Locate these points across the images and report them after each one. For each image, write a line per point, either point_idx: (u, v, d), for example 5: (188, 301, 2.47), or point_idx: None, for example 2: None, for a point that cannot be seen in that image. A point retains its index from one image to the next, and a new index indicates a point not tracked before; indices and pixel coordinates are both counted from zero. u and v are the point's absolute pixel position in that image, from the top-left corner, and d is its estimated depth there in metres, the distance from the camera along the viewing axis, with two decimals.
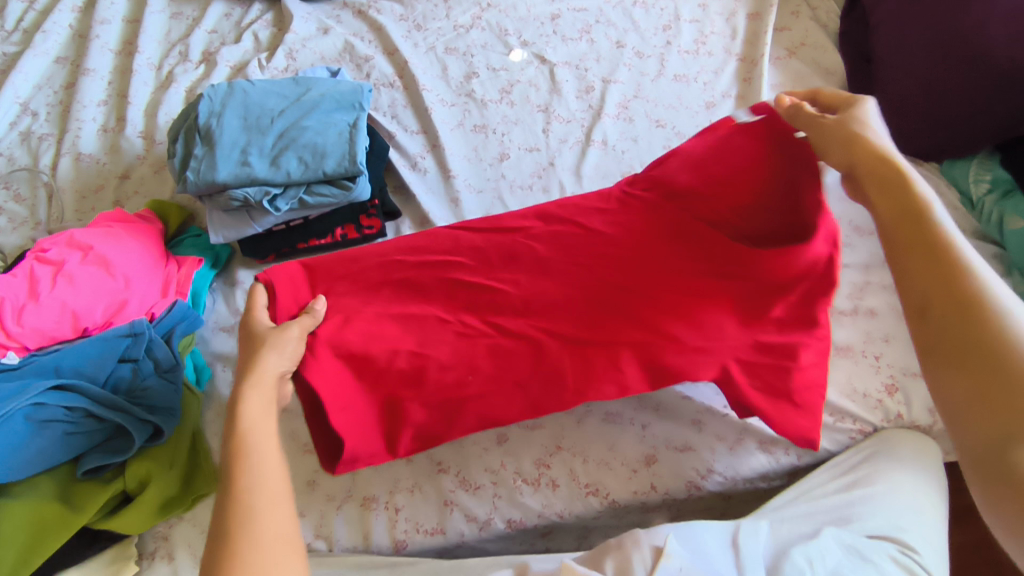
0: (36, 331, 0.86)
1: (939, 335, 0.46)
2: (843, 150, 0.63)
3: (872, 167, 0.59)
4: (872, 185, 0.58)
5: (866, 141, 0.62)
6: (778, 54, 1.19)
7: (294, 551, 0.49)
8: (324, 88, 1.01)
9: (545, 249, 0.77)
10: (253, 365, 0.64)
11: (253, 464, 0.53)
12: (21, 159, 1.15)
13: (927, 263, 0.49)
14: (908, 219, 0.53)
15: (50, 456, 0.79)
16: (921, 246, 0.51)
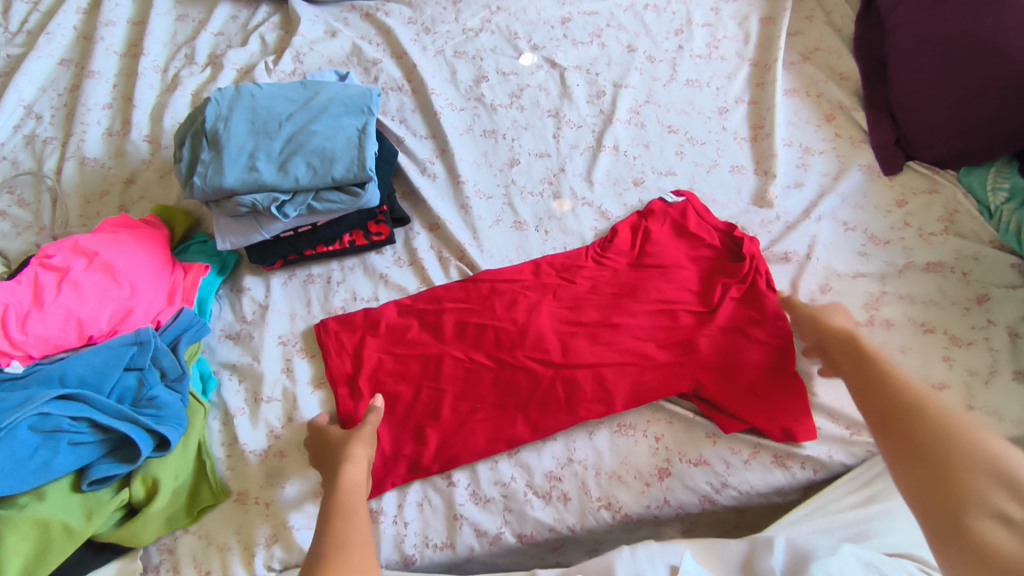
0: (40, 339, 0.84)
1: (921, 478, 0.62)
2: (841, 350, 0.78)
3: (871, 370, 0.73)
4: (878, 383, 0.71)
5: (852, 336, 0.78)
6: (792, 59, 1.18)
7: None
8: (332, 92, 0.99)
9: (531, 291, 0.96)
10: (347, 455, 0.79)
11: (349, 512, 0.70)
12: (25, 164, 1.13)
13: (889, 396, 0.69)
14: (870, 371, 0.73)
15: (54, 467, 0.77)
16: (873, 382, 0.72)
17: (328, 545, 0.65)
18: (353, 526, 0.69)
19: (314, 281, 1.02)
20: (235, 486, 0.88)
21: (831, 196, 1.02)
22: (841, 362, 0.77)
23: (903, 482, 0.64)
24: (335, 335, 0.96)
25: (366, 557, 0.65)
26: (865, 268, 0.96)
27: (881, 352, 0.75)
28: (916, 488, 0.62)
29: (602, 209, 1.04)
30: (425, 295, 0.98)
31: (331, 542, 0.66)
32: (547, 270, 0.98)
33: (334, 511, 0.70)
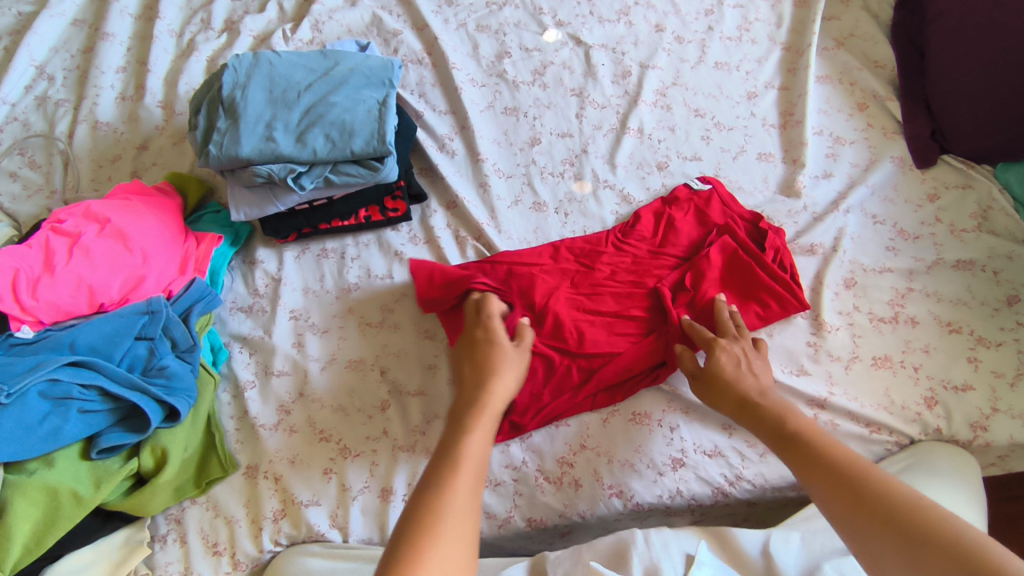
0: (50, 305, 0.83)
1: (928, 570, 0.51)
2: (770, 422, 0.72)
3: (821, 462, 0.64)
4: (825, 473, 0.63)
5: (780, 411, 0.72)
6: (826, 44, 1.14)
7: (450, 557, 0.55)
8: (353, 63, 0.97)
9: (548, 275, 0.94)
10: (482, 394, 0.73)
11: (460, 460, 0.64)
12: (37, 125, 1.11)
13: (853, 500, 0.59)
14: (805, 449, 0.66)
15: (64, 435, 0.76)
16: (882, 521, 0.56)
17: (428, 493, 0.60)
18: (455, 493, 0.60)
19: (328, 255, 1.00)
20: (244, 460, 0.88)
21: (860, 187, 0.99)
22: (796, 456, 0.67)
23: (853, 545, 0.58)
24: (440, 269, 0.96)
25: (459, 544, 0.56)
26: (892, 263, 0.94)
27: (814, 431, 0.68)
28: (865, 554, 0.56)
29: (624, 193, 1.01)
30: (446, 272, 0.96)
31: (424, 510, 0.57)
32: (561, 255, 0.96)
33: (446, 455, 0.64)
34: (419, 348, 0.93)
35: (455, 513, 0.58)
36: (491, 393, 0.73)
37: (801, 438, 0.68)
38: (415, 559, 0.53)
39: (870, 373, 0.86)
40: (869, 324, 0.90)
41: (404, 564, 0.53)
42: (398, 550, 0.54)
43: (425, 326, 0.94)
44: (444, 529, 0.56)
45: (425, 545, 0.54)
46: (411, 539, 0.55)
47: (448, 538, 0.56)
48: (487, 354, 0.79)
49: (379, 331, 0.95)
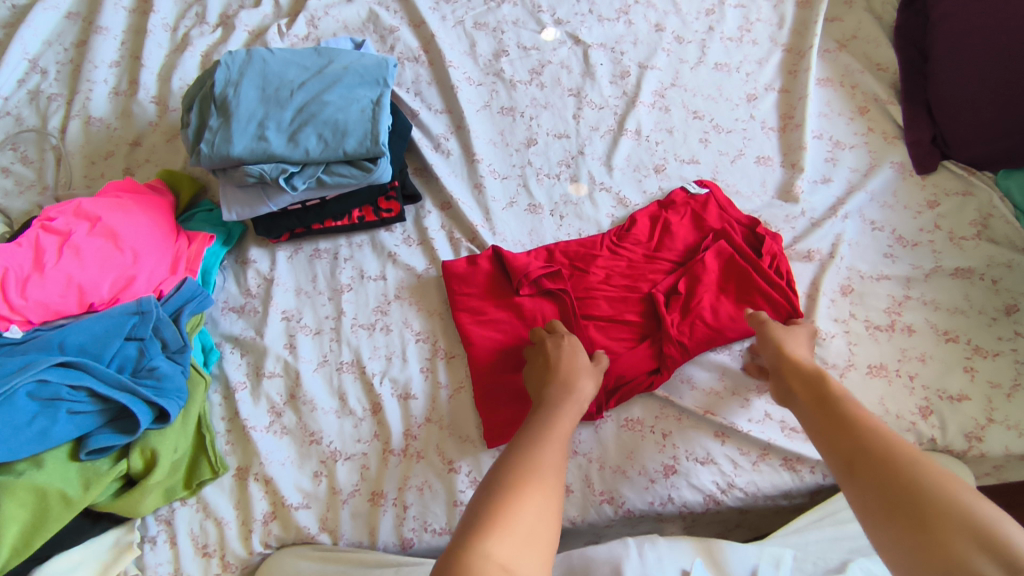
0: (40, 305, 0.82)
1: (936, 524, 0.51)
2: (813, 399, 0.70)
3: (852, 421, 0.64)
4: (852, 449, 0.61)
5: (818, 376, 0.72)
6: (828, 46, 1.12)
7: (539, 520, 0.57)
8: (347, 61, 0.96)
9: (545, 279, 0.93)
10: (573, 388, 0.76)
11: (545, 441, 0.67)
12: (29, 120, 1.11)
13: (873, 478, 0.58)
14: (840, 424, 0.65)
15: (53, 436, 0.76)
16: (895, 501, 0.55)
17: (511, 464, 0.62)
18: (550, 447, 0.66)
19: (320, 256, 1.00)
20: (234, 461, 0.88)
21: (858, 193, 0.98)
22: (825, 415, 0.67)
23: (862, 497, 0.58)
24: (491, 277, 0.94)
25: (552, 488, 0.61)
26: (890, 270, 0.93)
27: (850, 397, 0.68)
28: (875, 504, 0.56)
29: (620, 196, 1.00)
30: (452, 272, 0.95)
31: (525, 456, 0.63)
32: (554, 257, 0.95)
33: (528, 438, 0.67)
34: (412, 351, 0.92)
35: (551, 463, 0.63)
36: (581, 389, 0.76)
37: (837, 400, 0.67)
38: (517, 487, 0.59)
39: (865, 382, 0.86)
40: (865, 331, 0.89)
41: (510, 492, 0.58)
42: (502, 481, 0.60)
43: (418, 329, 0.94)
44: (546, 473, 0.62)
45: (527, 481, 0.60)
46: (512, 476, 0.60)
47: (547, 479, 0.61)
48: (572, 361, 0.80)
49: (372, 333, 0.94)
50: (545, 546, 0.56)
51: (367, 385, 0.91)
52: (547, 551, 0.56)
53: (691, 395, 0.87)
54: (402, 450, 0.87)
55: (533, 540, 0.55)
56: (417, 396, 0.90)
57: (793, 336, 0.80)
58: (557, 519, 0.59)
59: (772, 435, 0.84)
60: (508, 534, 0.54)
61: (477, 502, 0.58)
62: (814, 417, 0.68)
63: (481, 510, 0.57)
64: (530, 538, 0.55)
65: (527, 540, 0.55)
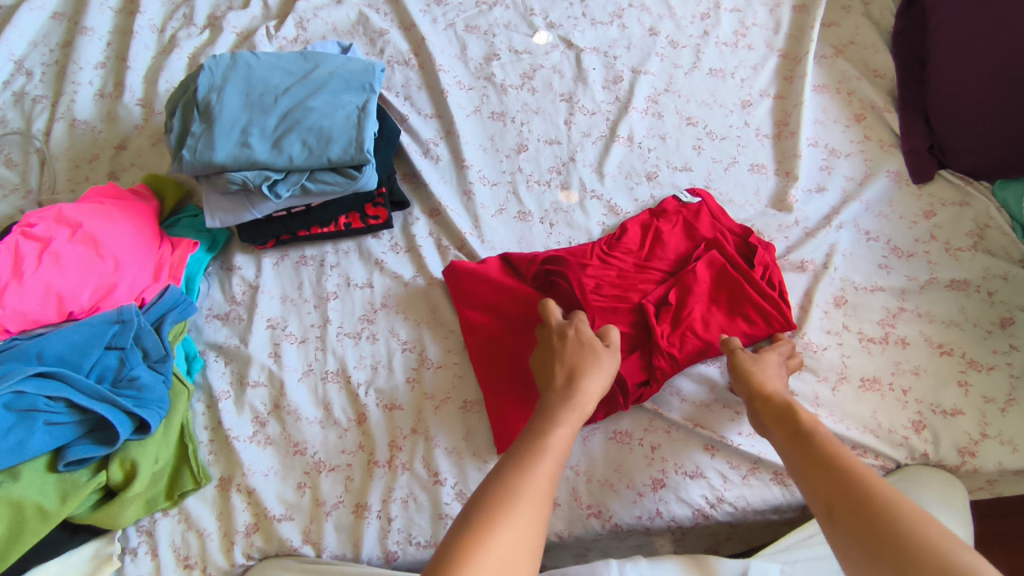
0: (17, 314, 0.81)
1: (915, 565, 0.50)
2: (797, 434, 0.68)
3: (828, 459, 0.63)
4: (832, 490, 0.60)
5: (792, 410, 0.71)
6: (824, 52, 1.11)
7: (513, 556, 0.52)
8: (333, 66, 0.94)
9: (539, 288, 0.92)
10: (576, 395, 0.70)
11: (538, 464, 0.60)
12: (14, 122, 1.09)
13: (854, 524, 0.56)
14: (817, 461, 0.63)
15: (29, 448, 0.75)
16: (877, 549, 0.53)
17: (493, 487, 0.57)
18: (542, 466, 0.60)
19: (307, 263, 0.98)
20: (217, 472, 0.87)
21: (854, 202, 0.96)
22: (802, 454, 0.65)
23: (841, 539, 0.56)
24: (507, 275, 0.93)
25: (532, 519, 0.55)
26: (884, 282, 0.91)
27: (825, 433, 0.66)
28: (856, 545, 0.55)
29: (611, 204, 0.99)
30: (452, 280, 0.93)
31: (505, 479, 0.58)
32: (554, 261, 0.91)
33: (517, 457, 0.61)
34: (398, 361, 0.91)
35: (539, 480, 0.59)
36: (584, 389, 0.71)
37: (812, 437, 0.66)
38: (495, 514, 0.54)
39: (858, 396, 0.84)
40: (859, 344, 0.87)
41: (489, 517, 0.54)
42: (482, 502, 0.56)
43: (404, 339, 0.92)
44: (532, 496, 0.57)
45: (509, 503, 0.55)
46: (495, 498, 0.56)
47: (532, 500, 0.56)
48: (579, 354, 0.76)
49: (358, 342, 0.93)
50: (524, 572, 0.52)
51: (352, 395, 0.90)
52: None
53: (680, 408, 0.86)
54: (386, 461, 0.86)
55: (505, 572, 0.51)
56: (402, 407, 0.88)
57: (766, 366, 0.79)
58: (533, 548, 0.54)
59: (763, 449, 0.83)
60: (481, 562, 0.50)
61: (452, 530, 0.53)
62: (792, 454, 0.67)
63: (455, 535, 0.52)
64: (506, 565, 0.51)
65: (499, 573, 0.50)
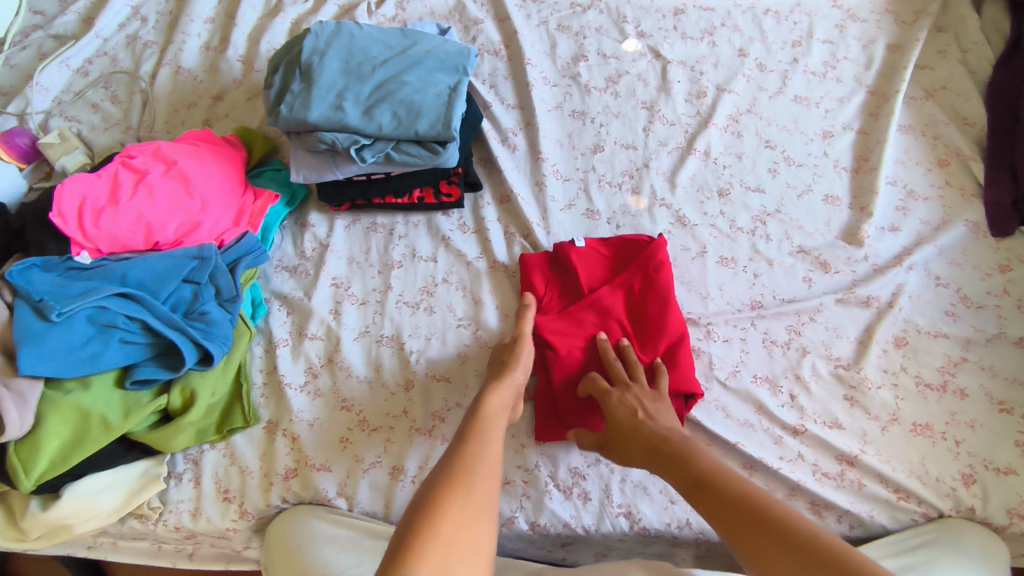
0: (109, 237, 0.87)
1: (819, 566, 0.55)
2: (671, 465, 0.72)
3: (724, 500, 0.65)
4: (739, 532, 0.62)
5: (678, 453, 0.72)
6: (914, 94, 1.09)
7: (475, 537, 0.58)
8: (431, 45, 0.97)
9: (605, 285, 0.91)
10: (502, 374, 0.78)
11: (485, 441, 0.68)
12: (124, 62, 1.16)
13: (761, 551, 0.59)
14: (715, 502, 0.66)
15: (103, 361, 0.79)
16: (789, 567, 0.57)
17: (448, 467, 0.64)
18: (488, 456, 0.66)
19: (377, 230, 1.02)
20: (266, 414, 0.90)
21: (928, 246, 0.95)
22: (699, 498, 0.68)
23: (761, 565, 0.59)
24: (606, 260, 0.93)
25: (484, 493, 0.62)
26: (949, 329, 0.90)
27: (715, 470, 0.69)
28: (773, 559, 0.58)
29: (680, 214, 0.99)
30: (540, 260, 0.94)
31: (461, 459, 0.65)
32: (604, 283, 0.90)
33: (464, 436, 0.68)
34: (452, 335, 0.93)
35: (487, 459, 0.66)
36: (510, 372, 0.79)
37: (705, 481, 0.68)
38: (448, 495, 0.60)
39: (907, 439, 0.83)
40: (914, 388, 0.86)
41: (441, 501, 0.59)
42: (435, 485, 0.61)
43: (460, 315, 0.95)
44: (480, 484, 0.62)
45: (463, 481, 0.62)
46: (449, 481, 0.61)
47: (480, 483, 0.63)
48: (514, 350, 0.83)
49: (415, 312, 0.95)
50: (478, 548, 0.58)
51: (402, 362, 0.92)
52: (478, 562, 0.57)
53: (723, 422, 0.86)
54: (428, 430, 0.88)
55: (464, 548, 0.56)
56: (450, 380, 0.91)
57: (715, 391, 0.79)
58: (486, 530, 0.60)
59: (803, 476, 0.82)
60: (435, 548, 0.55)
61: (413, 512, 0.59)
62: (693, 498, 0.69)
63: (414, 518, 0.58)
64: (460, 546, 0.56)
65: (458, 548, 0.56)
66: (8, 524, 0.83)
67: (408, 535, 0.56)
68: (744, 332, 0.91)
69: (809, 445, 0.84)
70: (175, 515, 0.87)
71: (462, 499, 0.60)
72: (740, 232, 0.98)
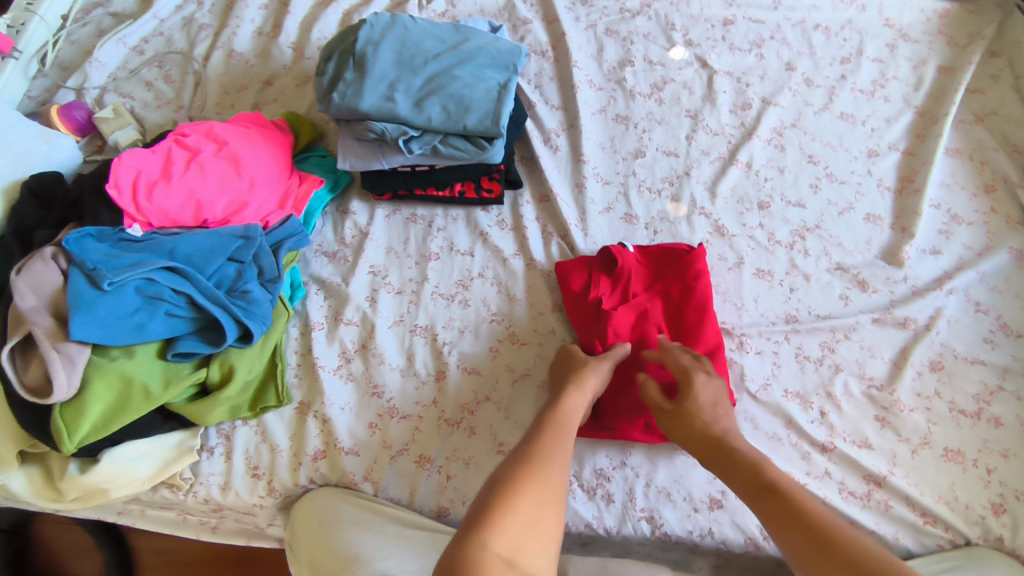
0: (161, 212, 0.89)
1: None
2: (735, 465, 0.73)
3: (794, 514, 0.66)
4: (809, 550, 0.64)
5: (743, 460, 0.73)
6: (963, 117, 1.08)
7: (546, 525, 0.62)
8: (482, 42, 0.99)
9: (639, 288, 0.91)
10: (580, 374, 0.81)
11: (563, 436, 0.72)
12: (178, 43, 1.19)
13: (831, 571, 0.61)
14: (782, 515, 0.67)
15: (148, 332, 0.81)
16: None
17: (525, 455, 0.68)
18: (562, 447, 0.70)
19: (416, 221, 1.03)
20: (298, 395, 0.92)
21: (969, 271, 0.94)
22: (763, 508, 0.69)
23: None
24: (642, 258, 0.93)
25: (558, 484, 0.66)
26: (987, 356, 0.89)
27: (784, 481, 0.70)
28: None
29: (719, 224, 0.99)
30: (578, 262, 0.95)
31: (536, 449, 0.69)
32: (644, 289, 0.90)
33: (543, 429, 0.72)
34: (485, 329, 0.94)
35: (562, 452, 0.69)
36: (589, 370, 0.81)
37: (772, 491, 0.69)
38: (523, 480, 0.64)
39: (937, 464, 0.83)
40: (948, 413, 0.86)
41: (515, 484, 0.63)
42: (510, 470, 0.65)
43: (494, 310, 0.96)
44: (554, 471, 0.66)
45: (539, 468, 0.66)
46: (526, 466, 0.66)
47: (555, 474, 0.66)
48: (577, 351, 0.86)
49: (450, 304, 0.96)
50: (547, 534, 0.61)
51: (434, 352, 0.93)
52: (546, 547, 0.61)
53: (751, 434, 0.86)
54: (456, 421, 0.89)
55: (533, 532, 0.60)
56: (481, 373, 0.92)
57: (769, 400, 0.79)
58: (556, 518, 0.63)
59: (829, 494, 0.82)
60: (507, 526, 0.59)
61: (487, 491, 0.63)
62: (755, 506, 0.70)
63: (486, 499, 0.62)
64: (532, 529, 0.60)
65: (528, 530, 0.60)
66: (47, 484, 0.85)
67: (484, 513, 0.60)
68: (777, 346, 0.91)
69: (838, 462, 0.84)
70: (205, 487, 0.88)
71: (537, 484, 0.64)
72: (779, 246, 0.98)
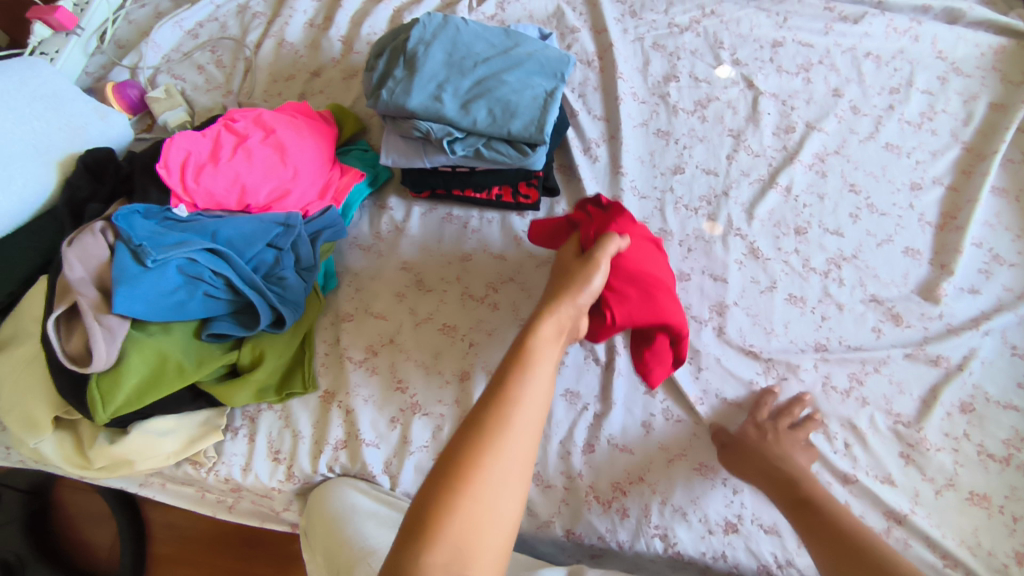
0: (207, 194, 0.91)
1: None
2: (775, 477, 0.79)
3: (830, 526, 0.71)
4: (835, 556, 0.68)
5: (788, 478, 0.79)
6: (1013, 156, 1.06)
7: (499, 513, 0.50)
8: (532, 49, 0.99)
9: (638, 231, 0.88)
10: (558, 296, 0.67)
11: (527, 381, 0.56)
12: (232, 29, 1.21)
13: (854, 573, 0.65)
14: (817, 529, 0.72)
15: (187, 309, 0.84)
16: None
17: (477, 423, 0.53)
18: (529, 399, 0.55)
19: (451, 221, 1.04)
20: (324, 384, 0.93)
21: (1007, 313, 0.92)
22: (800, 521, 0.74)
23: None
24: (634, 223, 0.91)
25: (517, 451, 0.53)
26: (1020, 402, 0.87)
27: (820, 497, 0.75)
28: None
29: (754, 246, 0.99)
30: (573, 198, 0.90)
31: (491, 410, 0.54)
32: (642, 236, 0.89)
33: (506, 375, 0.57)
34: (512, 333, 0.95)
35: (528, 410, 0.55)
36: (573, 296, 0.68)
37: (812, 506, 0.74)
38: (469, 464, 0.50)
39: (960, 507, 0.81)
40: (975, 456, 0.84)
41: (461, 471, 0.50)
42: (456, 449, 0.51)
43: (522, 315, 0.96)
44: (512, 443, 0.52)
45: (493, 442, 0.52)
46: (477, 442, 0.52)
47: (514, 439, 0.53)
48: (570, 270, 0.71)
49: (479, 306, 0.97)
50: (505, 519, 0.50)
51: (460, 352, 0.94)
52: (500, 541, 0.50)
53: None
54: None
55: (483, 527, 0.49)
56: None
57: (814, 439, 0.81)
58: (516, 498, 0.52)
59: None
60: (447, 534, 0.47)
61: (429, 483, 0.50)
62: (794, 518, 0.75)
63: (426, 497, 0.49)
64: (480, 528, 0.49)
65: (477, 527, 0.49)
66: (75, 451, 0.87)
67: (420, 520, 0.48)
68: (805, 374, 0.90)
69: (859, 496, 0.83)
70: (226, 467, 0.90)
71: (489, 466, 0.51)
72: (813, 272, 0.97)
